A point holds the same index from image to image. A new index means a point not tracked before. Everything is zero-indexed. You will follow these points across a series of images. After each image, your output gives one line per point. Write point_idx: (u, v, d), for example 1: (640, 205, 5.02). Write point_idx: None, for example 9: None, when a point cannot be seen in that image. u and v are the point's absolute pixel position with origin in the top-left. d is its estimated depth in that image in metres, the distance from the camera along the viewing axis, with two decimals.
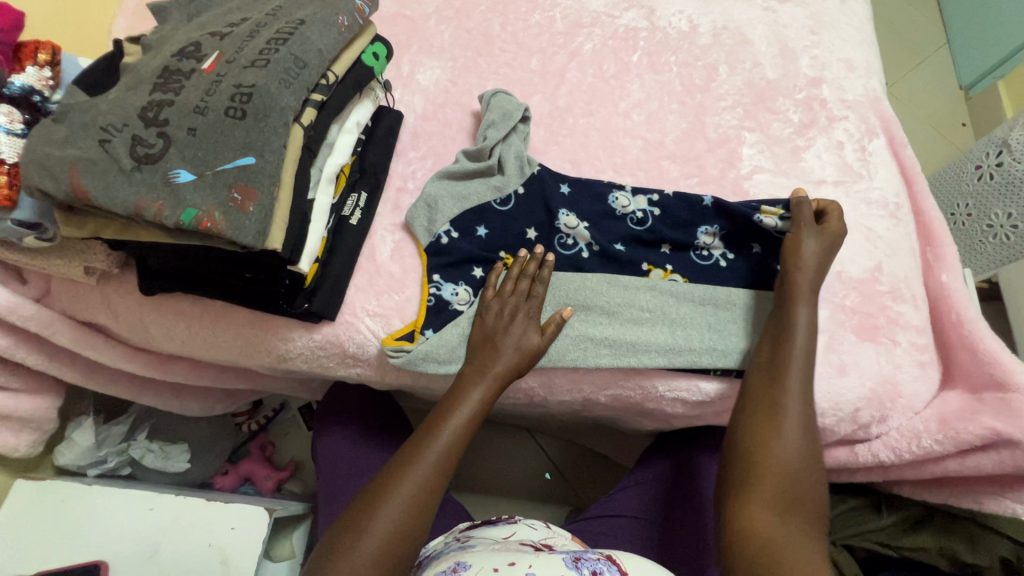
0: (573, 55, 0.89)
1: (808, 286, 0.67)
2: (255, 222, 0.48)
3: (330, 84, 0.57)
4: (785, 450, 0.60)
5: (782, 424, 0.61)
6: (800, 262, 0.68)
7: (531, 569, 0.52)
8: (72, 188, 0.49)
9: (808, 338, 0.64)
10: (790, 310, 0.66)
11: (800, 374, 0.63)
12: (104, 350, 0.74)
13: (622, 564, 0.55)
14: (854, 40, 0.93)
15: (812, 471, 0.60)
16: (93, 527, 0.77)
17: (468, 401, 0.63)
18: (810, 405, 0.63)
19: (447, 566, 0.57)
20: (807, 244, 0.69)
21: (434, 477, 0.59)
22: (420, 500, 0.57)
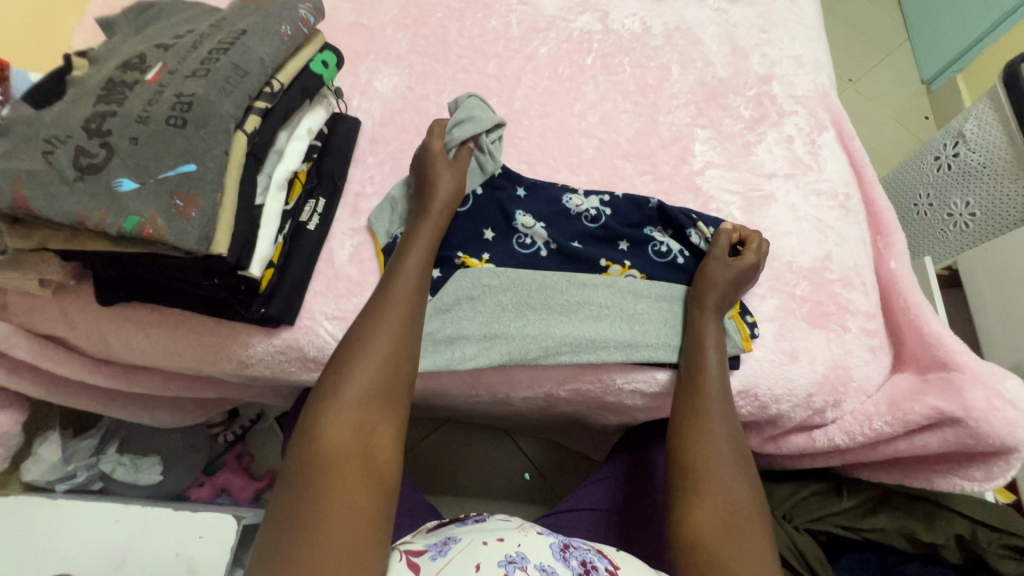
0: (529, 59, 0.91)
1: (713, 304, 0.71)
2: (198, 228, 0.49)
3: (275, 91, 0.58)
4: (717, 455, 0.61)
5: (710, 432, 0.62)
6: (706, 287, 0.71)
7: (521, 547, 0.53)
8: (14, 199, 0.50)
9: (717, 348, 0.68)
10: (700, 332, 0.70)
11: (715, 390, 0.65)
12: (64, 362, 0.74)
13: (612, 558, 0.56)
14: (802, 37, 0.95)
15: (746, 476, 0.60)
16: (57, 540, 0.77)
17: (419, 245, 0.66)
18: (732, 414, 0.65)
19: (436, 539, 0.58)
20: (714, 270, 0.72)
21: (408, 320, 0.60)
22: (399, 343, 0.58)
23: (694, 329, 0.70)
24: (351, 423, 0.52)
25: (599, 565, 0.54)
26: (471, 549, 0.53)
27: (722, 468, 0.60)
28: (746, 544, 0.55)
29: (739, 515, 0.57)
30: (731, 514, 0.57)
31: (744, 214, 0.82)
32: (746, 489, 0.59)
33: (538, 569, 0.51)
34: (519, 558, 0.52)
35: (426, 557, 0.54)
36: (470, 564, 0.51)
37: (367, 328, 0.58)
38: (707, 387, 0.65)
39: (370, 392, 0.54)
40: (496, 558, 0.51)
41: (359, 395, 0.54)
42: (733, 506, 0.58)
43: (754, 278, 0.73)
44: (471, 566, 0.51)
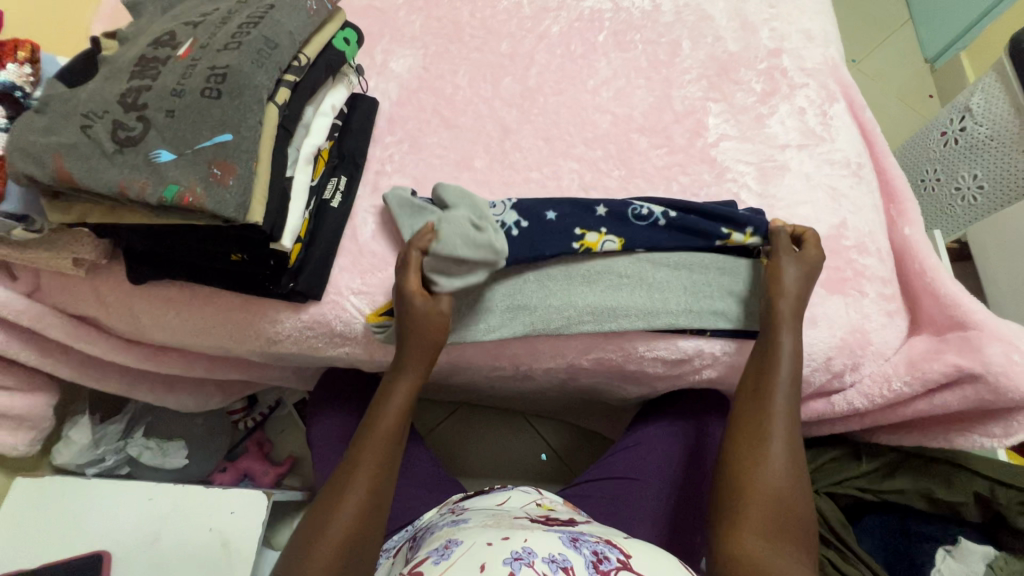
0: (541, 38, 0.92)
1: (790, 318, 0.68)
2: (236, 195, 0.51)
3: (303, 65, 0.59)
4: (773, 476, 0.60)
5: (770, 450, 0.62)
6: (782, 295, 0.68)
7: (527, 543, 0.52)
8: (57, 173, 0.51)
9: (793, 367, 0.66)
10: (774, 337, 0.67)
11: (785, 403, 0.64)
12: (96, 343, 0.76)
13: (623, 547, 0.54)
14: (810, 11, 0.96)
15: (802, 497, 0.60)
16: (91, 518, 0.79)
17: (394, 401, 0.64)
18: (795, 428, 0.64)
19: (440, 544, 0.57)
20: (788, 272, 0.68)
21: (366, 513, 0.57)
22: (359, 527, 0.56)
23: (768, 337, 0.68)
24: None
25: (612, 557, 0.52)
26: (475, 549, 0.53)
27: (773, 484, 0.60)
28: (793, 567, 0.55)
29: (784, 536, 0.57)
30: (776, 537, 0.57)
31: (759, 184, 0.83)
32: (798, 511, 0.59)
33: (546, 561, 0.50)
34: (526, 553, 0.50)
35: (427, 562, 0.54)
36: (474, 562, 0.51)
37: (325, 515, 0.56)
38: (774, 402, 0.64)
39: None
40: (500, 555, 0.50)
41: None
42: (783, 528, 0.58)
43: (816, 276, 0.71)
44: (474, 565, 0.50)
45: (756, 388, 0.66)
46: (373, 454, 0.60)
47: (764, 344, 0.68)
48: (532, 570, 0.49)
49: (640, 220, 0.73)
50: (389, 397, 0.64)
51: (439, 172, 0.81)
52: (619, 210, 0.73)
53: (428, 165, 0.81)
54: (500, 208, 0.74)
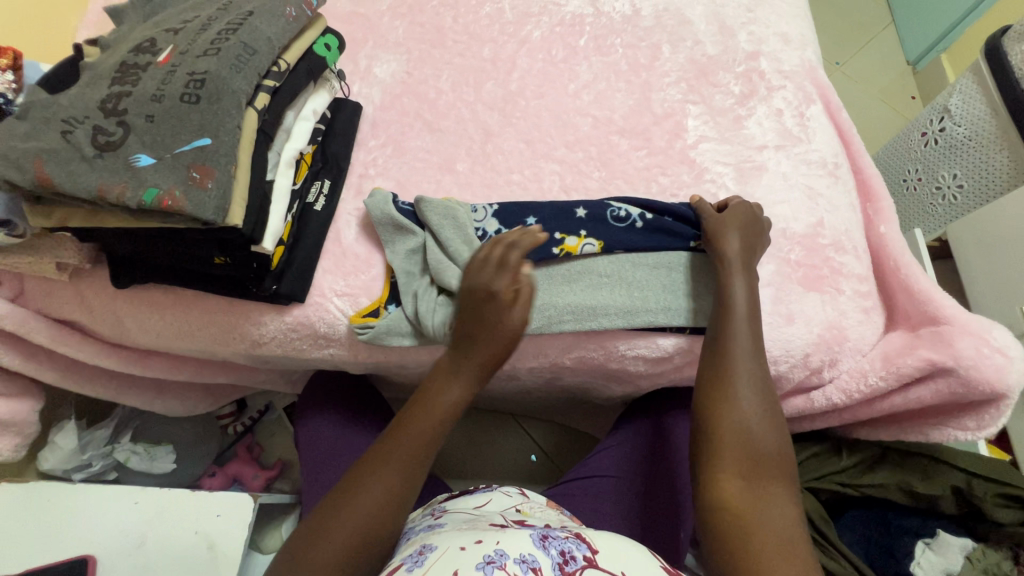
0: (523, 43, 0.93)
1: (739, 261, 0.69)
2: (215, 198, 0.51)
3: (281, 71, 0.60)
4: (743, 414, 0.60)
5: (735, 390, 0.61)
6: (725, 244, 0.69)
7: (500, 545, 0.52)
8: (36, 177, 0.52)
9: (747, 307, 0.66)
10: (726, 281, 0.68)
11: (744, 343, 0.64)
12: (80, 347, 0.76)
13: (592, 542, 0.54)
14: (788, 14, 0.98)
15: (774, 430, 0.60)
16: (76, 524, 0.79)
17: (444, 396, 0.62)
18: (762, 366, 0.63)
19: (413, 550, 0.57)
20: (731, 242, 0.69)
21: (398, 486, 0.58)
22: (388, 498, 0.57)
23: (721, 283, 0.68)
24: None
25: (578, 555, 0.52)
26: (449, 555, 0.52)
27: (743, 426, 0.59)
28: (772, 501, 0.55)
29: (760, 469, 0.57)
30: (753, 474, 0.57)
31: (737, 184, 0.84)
32: (773, 442, 0.59)
33: (517, 562, 0.50)
34: (498, 556, 0.50)
35: (402, 570, 0.53)
36: (446, 568, 0.50)
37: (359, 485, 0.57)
38: (732, 340, 0.64)
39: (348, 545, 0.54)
40: (473, 560, 0.50)
41: (331, 550, 0.54)
42: (759, 466, 0.57)
43: (757, 222, 0.73)
44: (448, 570, 0.50)
45: (717, 335, 0.65)
46: (395, 461, 0.59)
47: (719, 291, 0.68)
48: (505, 572, 0.49)
49: (618, 221, 0.75)
50: (439, 393, 0.63)
51: (421, 175, 0.82)
52: (598, 212, 0.75)
53: (411, 169, 0.83)
54: (481, 213, 0.75)
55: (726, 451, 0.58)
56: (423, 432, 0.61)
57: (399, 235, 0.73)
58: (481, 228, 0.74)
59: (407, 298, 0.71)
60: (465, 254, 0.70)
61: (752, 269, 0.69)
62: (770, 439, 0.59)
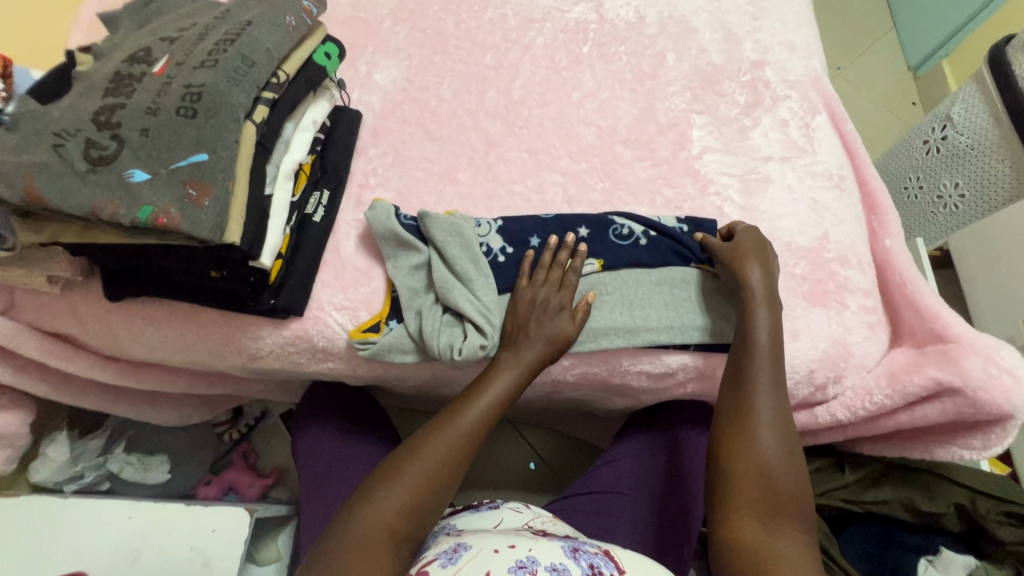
0: (526, 50, 0.91)
1: (764, 293, 0.67)
2: (212, 216, 0.50)
3: (281, 82, 0.58)
4: (761, 452, 0.60)
5: (755, 426, 0.61)
6: (745, 275, 0.68)
7: (531, 551, 0.55)
8: (26, 193, 0.50)
9: (768, 340, 0.65)
10: (750, 313, 0.66)
11: (767, 374, 0.63)
12: (73, 360, 0.75)
13: (619, 561, 0.57)
14: (793, 23, 0.96)
15: (792, 468, 0.60)
16: (68, 539, 0.77)
17: (499, 381, 0.67)
18: (784, 402, 0.63)
19: (448, 546, 0.60)
20: (753, 276, 0.67)
21: (454, 459, 0.64)
22: (444, 467, 0.63)
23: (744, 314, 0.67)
24: (383, 527, 0.58)
25: (606, 571, 0.55)
26: (481, 557, 0.55)
27: (761, 461, 0.59)
28: (789, 541, 0.55)
29: (777, 508, 0.58)
30: (769, 513, 0.57)
31: (742, 196, 0.83)
32: (793, 483, 0.59)
33: (548, 570, 0.53)
34: (530, 562, 0.54)
35: (435, 565, 0.56)
36: (479, 569, 0.53)
37: (421, 450, 0.64)
38: (756, 371, 0.63)
39: (407, 500, 0.60)
40: (504, 564, 0.54)
41: (386, 507, 0.59)
42: (775, 505, 0.58)
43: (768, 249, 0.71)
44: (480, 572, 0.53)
45: (737, 369, 0.65)
46: (422, 462, 0.63)
47: (740, 323, 0.67)
48: None
49: (621, 238, 0.74)
50: (496, 377, 0.68)
51: (422, 185, 0.81)
52: (601, 228, 0.74)
53: (412, 178, 0.81)
54: (485, 228, 0.73)
55: (742, 489, 0.59)
56: (453, 442, 0.64)
57: (401, 249, 0.72)
58: (485, 244, 0.72)
59: (410, 315, 0.70)
60: (472, 274, 0.70)
61: (776, 302, 0.67)
62: (788, 476, 0.59)
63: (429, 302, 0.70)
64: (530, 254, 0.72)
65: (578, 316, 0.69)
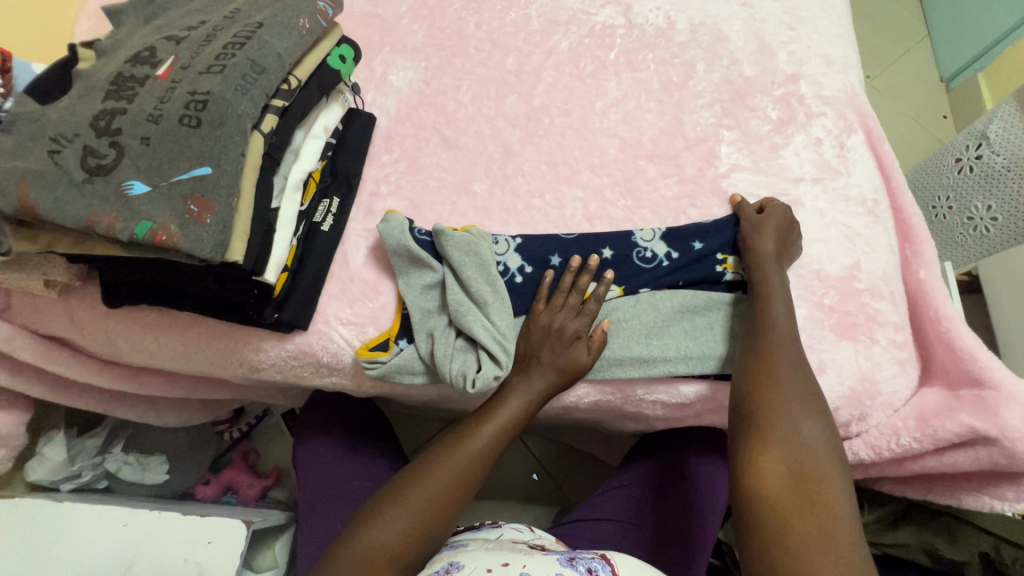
0: (549, 54, 0.87)
1: (774, 260, 0.67)
2: (213, 235, 0.47)
3: (292, 89, 0.55)
4: (785, 393, 0.58)
5: (776, 376, 0.59)
6: (759, 238, 0.68)
7: (525, 568, 0.53)
8: (19, 203, 0.47)
9: (785, 302, 0.64)
10: (766, 278, 0.66)
11: (786, 331, 0.62)
12: (70, 364, 0.72)
13: (615, 565, 0.55)
14: (831, 34, 0.91)
15: (821, 416, 0.56)
16: (62, 544, 0.76)
17: (508, 405, 0.65)
18: (801, 357, 0.61)
19: (440, 567, 0.57)
20: (765, 245, 0.67)
21: (461, 480, 0.61)
22: (450, 490, 0.60)
23: (758, 278, 0.67)
24: (387, 549, 0.56)
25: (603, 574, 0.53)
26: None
27: (785, 410, 0.56)
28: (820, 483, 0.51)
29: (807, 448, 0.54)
30: (797, 448, 0.54)
31: None
32: (821, 433, 0.55)
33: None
34: None
35: None
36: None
37: (426, 472, 0.61)
38: (772, 326, 0.63)
39: (412, 522, 0.58)
40: None
41: (392, 530, 0.57)
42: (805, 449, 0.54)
43: (791, 227, 0.70)
44: None
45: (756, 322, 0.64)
46: (433, 487, 0.60)
47: (756, 290, 0.66)
48: None
49: (644, 262, 0.71)
50: (506, 400, 0.65)
51: (436, 195, 0.77)
52: (623, 252, 0.71)
53: (425, 188, 0.78)
54: (503, 246, 0.70)
55: (768, 426, 0.56)
56: (462, 466, 0.61)
57: (414, 266, 0.69)
58: (502, 262, 0.69)
59: (421, 336, 0.67)
60: (488, 296, 0.67)
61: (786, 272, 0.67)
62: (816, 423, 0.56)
63: (442, 322, 0.67)
64: (548, 275, 0.69)
65: (596, 345, 0.66)
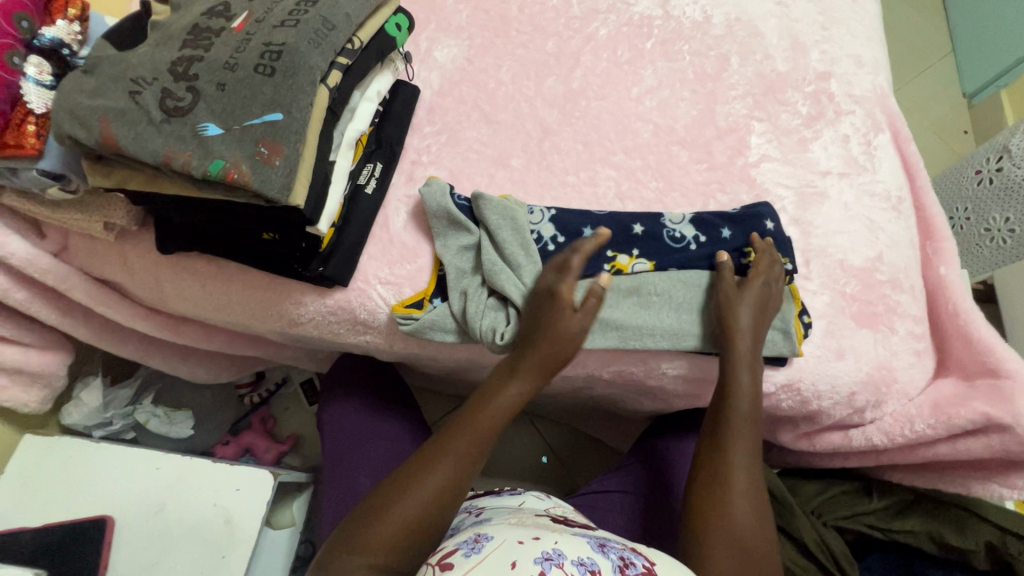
0: (588, 40, 0.90)
1: (746, 351, 0.68)
2: (281, 176, 0.50)
3: (356, 49, 0.58)
4: (735, 512, 0.61)
5: (731, 484, 0.62)
6: (735, 332, 0.68)
7: (557, 544, 0.50)
8: (103, 137, 0.50)
9: (750, 401, 0.66)
10: (733, 375, 0.67)
11: (745, 418, 0.66)
12: (117, 307, 0.76)
13: (648, 555, 0.53)
14: (863, 37, 0.93)
15: (763, 525, 0.61)
16: (96, 485, 0.79)
17: (506, 394, 0.64)
18: (756, 462, 0.65)
19: (466, 538, 0.55)
20: (741, 343, 0.67)
21: (458, 475, 0.59)
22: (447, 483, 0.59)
23: (727, 373, 0.67)
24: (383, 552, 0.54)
25: (637, 563, 0.51)
26: (506, 548, 0.50)
27: (735, 523, 0.60)
28: None
29: (750, 560, 0.58)
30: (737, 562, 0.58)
31: (797, 210, 0.81)
32: (761, 541, 0.60)
33: (575, 564, 0.48)
34: (556, 554, 0.49)
35: (457, 556, 0.51)
36: (503, 561, 0.48)
37: (423, 468, 0.59)
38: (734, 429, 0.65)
39: (410, 521, 0.56)
40: (530, 555, 0.49)
41: (390, 530, 0.55)
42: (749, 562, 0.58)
43: (773, 294, 0.71)
44: (504, 562, 0.48)
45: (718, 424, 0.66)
46: (449, 465, 0.59)
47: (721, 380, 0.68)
48: (563, 571, 0.47)
49: (673, 242, 0.74)
50: (503, 389, 0.64)
51: (475, 167, 0.80)
52: (655, 230, 0.73)
53: (464, 159, 0.80)
54: (538, 216, 0.73)
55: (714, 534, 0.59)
56: (460, 458, 0.60)
57: (452, 228, 0.71)
58: (537, 231, 0.72)
59: (455, 294, 0.70)
60: (521, 260, 0.69)
61: (757, 363, 0.68)
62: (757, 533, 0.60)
63: (473, 283, 0.70)
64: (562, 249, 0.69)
65: (590, 301, 0.66)
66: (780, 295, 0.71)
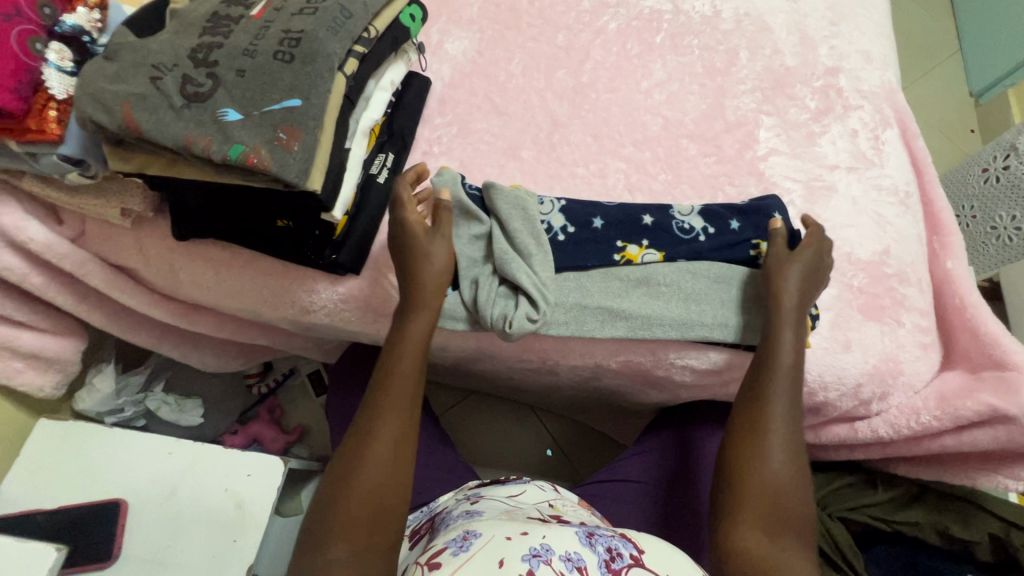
0: (598, 34, 0.91)
1: (793, 310, 0.66)
2: (299, 161, 0.51)
3: (372, 38, 0.59)
4: (769, 472, 0.60)
5: (767, 443, 0.61)
6: (784, 292, 0.67)
7: (545, 539, 0.50)
8: (124, 121, 0.51)
9: (795, 359, 0.64)
10: (777, 335, 0.65)
11: (786, 373, 0.64)
12: (131, 293, 0.77)
13: (637, 541, 0.53)
14: (872, 33, 0.94)
15: (800, 483, 0.60)
16: (107, 469, 0.80)
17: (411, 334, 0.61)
18: (797, 421, 0.63)
19: (455, 534, 0.54)
20: (790, 297, 0.66)
21: (397, 433, 0.56)
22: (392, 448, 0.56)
23: (771, 330, 0.66)
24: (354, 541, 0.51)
25: (625, 553, 0.51)
26: (495, 544, 0.50)
27: (770, 483, 0.59)
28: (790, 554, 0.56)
29: (783, 520, 0.58)
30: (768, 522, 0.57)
31: (805, 203, 0.81)
32: (796, 501, 0.59)
33: (563, 560, 0.48)
34: (544, 550, 0.49)
35: (445, 554, 0.51)
36: (491, 559, 0.48)
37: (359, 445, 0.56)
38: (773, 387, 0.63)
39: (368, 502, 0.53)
40: (517, 553, 0.48)
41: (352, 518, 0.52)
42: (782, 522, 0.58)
43: (824, 260, 0.69)
44: (493, 560, 0.48)
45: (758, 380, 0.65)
46: (382, 431, 0.56)
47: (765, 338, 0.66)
48: (550, 568, 0.47)
49: (682, 233, 0.74)
50: (405, 331, 0.62)
51: (485, 158, 0.81)
52: (664, 221, 0.74)
53: (475, 150, 0.81)
54: (548, 206, 0.74)
55: (747, 492, 0.59)
56: (393, 416, 0.57)
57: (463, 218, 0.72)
58: (547, 221, 0.72)
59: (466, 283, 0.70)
60: (533, 250, 0.70)
61: (803, 323, 0.66)
62: (792, 493, 0.59)
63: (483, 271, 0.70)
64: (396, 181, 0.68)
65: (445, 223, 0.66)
66: (829, 267, 0.70)
